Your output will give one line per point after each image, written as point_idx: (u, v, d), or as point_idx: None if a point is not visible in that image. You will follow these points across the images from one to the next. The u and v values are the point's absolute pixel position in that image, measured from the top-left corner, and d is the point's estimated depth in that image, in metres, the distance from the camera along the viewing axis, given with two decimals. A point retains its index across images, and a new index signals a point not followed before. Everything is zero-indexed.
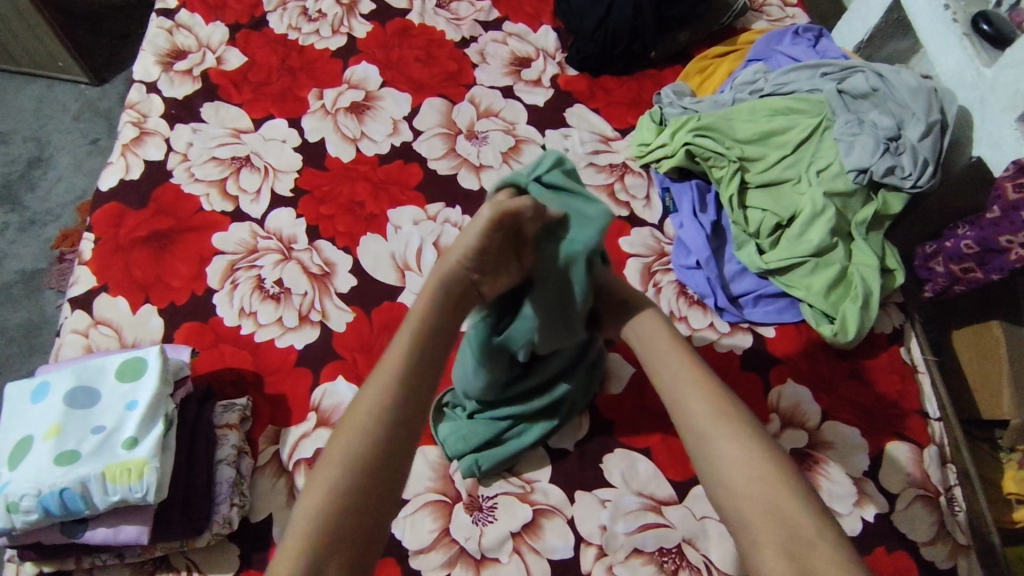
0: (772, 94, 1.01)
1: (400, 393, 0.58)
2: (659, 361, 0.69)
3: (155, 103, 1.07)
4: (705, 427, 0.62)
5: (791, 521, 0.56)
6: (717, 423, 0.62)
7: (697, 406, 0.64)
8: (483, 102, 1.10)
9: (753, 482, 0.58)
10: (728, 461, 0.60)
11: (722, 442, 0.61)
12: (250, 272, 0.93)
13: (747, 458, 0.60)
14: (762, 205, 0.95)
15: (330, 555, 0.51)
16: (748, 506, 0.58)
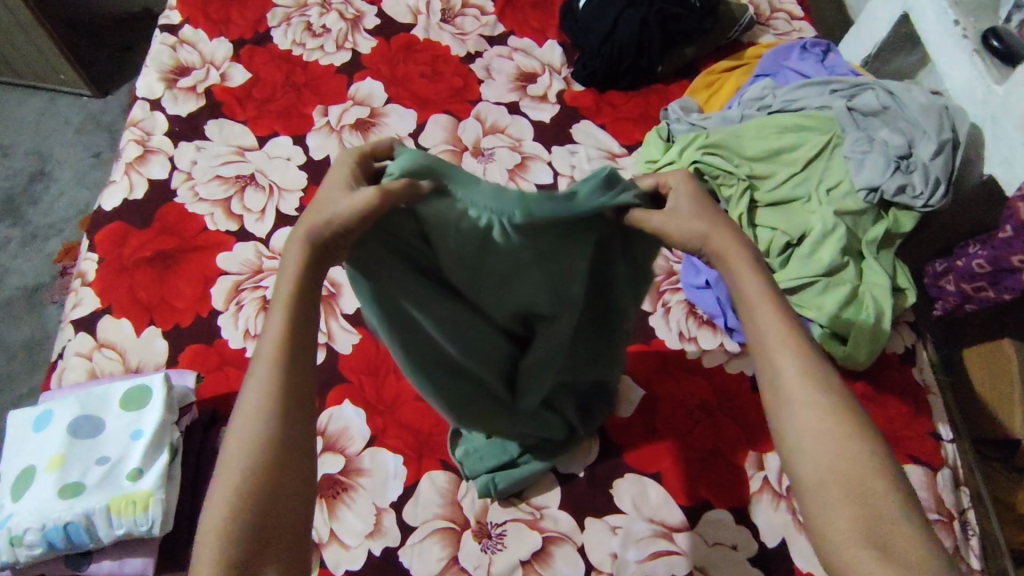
0: (782, 111, 1.00)
1: (283, 380, 0.52)
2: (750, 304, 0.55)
3: (159, 120, 1.07)
4: (798, 406, 0.52)
5: (871, 491, 0.48)
6: (808, 398, 0.52)
7: (786, 367, 0.53)
8: (488, 119, 1.09)
9: (840, 459, 0.50)
10: (809, 432, 0.51)
11: (805, 411, 0.52)
12: (255, 293, 0.92)
13: (833, 430, 0.51)
14: (772, 224, 0.93)
15: (262, 532, 0.48)
16: (833, 482, 0.49)
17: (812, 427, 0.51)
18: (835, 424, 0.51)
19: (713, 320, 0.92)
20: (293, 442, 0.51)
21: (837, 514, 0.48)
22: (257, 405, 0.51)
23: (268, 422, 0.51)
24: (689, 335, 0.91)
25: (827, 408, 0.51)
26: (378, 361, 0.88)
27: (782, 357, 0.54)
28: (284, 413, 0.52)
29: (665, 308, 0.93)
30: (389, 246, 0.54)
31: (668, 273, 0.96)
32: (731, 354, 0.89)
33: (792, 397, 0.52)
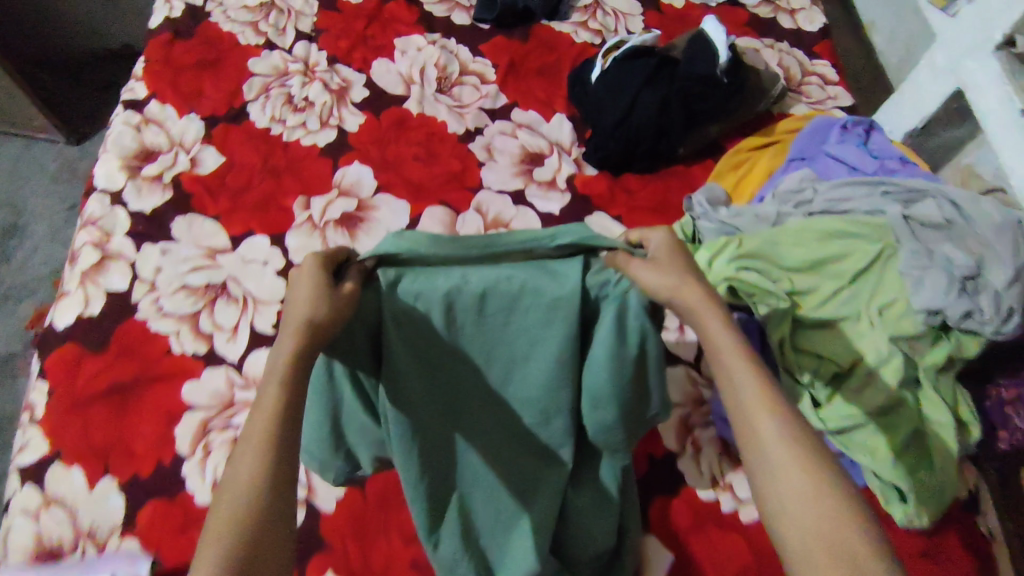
0: (824, 212, 0.87)
1: (278, 455, 0.43)
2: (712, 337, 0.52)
3: (120, 217, 0.95)
4: (775, 456, 0.46)
5: (857, 555, 0.40)
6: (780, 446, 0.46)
7: (761, 413, 0.47)
8: (490, 211, 0.97)
9: (819, 510, 0.43)
10: (792, 488, 0.44)
11: (777, 462, 0.45)
12: (225, 434, 0.81)
13: (814, 484, 0.44)
14: (818, 350, 0.81)
15: None
16: (813, 541, 0.42)
17: (792, 475, 0.45)
18: (817, 479, 0.44)
19: None
20: (280, 522, 0.42)
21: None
22: (252, 479, 0.42)
23: (257, 502, 0.41)
24: (721, 481, 0.80)
25: (798, 459, 0.45)
26: (366, 519, 0.77)
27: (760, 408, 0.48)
28: (276, 482, 0.42)
29: (695, 447, 0.81)
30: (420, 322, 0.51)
31: (697, 403, 0.84)
32: None
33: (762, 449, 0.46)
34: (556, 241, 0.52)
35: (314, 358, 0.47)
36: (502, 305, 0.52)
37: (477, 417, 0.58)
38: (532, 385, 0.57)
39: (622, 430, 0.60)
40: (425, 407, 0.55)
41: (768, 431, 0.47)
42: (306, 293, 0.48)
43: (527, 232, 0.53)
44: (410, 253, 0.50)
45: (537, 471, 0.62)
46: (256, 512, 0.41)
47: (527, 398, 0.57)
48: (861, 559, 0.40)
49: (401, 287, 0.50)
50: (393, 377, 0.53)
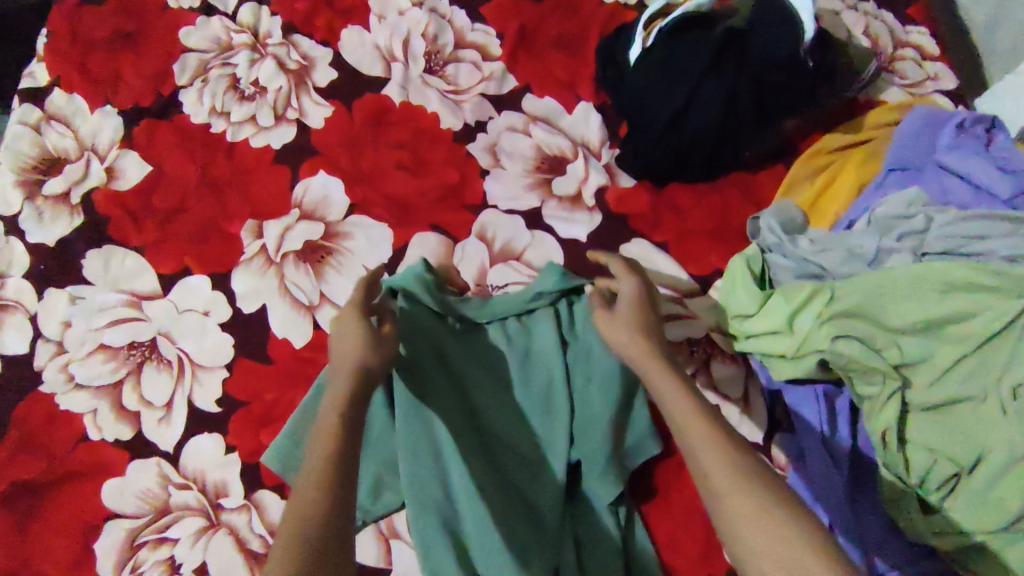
0: (942, 254, 0.66)
1: (346, 440, 0.45)
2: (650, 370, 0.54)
3: (18, 252, 0.74)
4: (719, 485, 0.44)
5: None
6: (721, 464, 0.45)
7: (704, 448, 0.46)
8: (497, 238, 0.75)
9: (769, 537, 0.40)
10: (740, 519, 0.42)
11: (720, 479, 0.44)
12: (158, 553, 0.62)
13: (760, 507, 0.42)
14: (934, 443, 0.62)
15: None
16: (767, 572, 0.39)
17: (737, 504, 0.42)
18: (760, 503, 0.42)
19: None
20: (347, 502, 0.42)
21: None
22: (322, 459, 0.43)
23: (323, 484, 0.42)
24: None
25: (744, 476, 0.44)
26: None
27: (702, 443, 0.46)
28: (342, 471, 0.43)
29: None
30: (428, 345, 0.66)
31: None
32: None
33: (709, 465, 0.45)
34: (544, 287, 0.70)
35: (379, 343, 0.53)
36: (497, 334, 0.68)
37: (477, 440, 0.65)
38: (526, 396, 0.68)
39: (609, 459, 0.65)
40: (426, 441, 0.63)
41: (711, 466, 0.45)
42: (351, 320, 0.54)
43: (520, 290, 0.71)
44: (412, 284, 0.67)
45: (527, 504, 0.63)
46: (326, 493, 0.41)
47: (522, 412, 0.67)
48: (811, 568, 0.38)
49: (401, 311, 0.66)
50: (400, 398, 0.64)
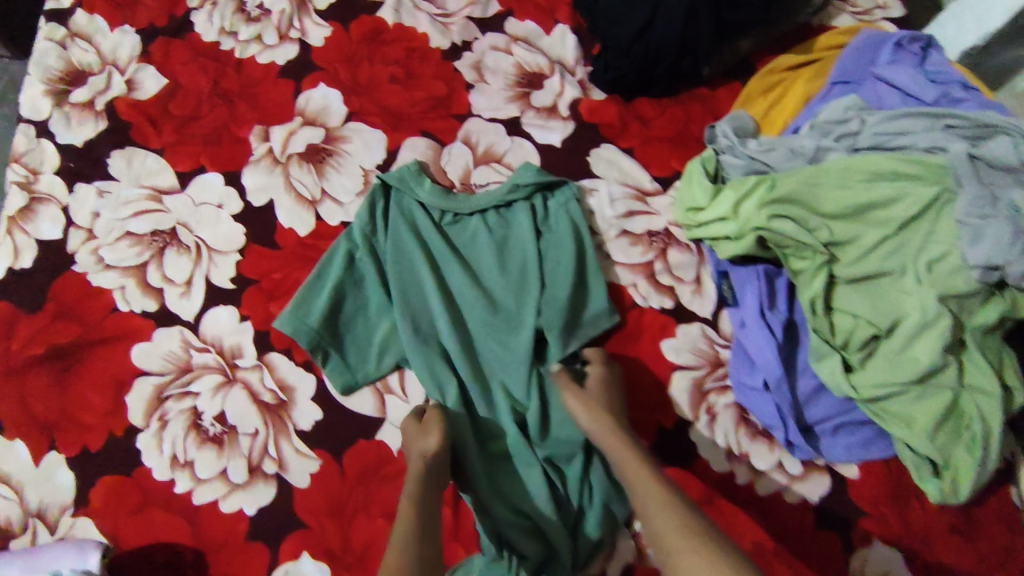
0: (872, 149, 0.75)
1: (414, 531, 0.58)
2: (616, 452, 0.63)
3: (48, 152, 0.81)
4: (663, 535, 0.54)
5: None
6: (673, 525, 0.53)
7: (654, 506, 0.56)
8: (480, 143, 0.84)
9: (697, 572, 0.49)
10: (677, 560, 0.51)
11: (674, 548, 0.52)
12: (183, 403, 0.72)
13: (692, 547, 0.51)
14: (855, 309, 0.71)
15: None
16: None
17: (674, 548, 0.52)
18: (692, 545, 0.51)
19: (770, 431, 0.73)
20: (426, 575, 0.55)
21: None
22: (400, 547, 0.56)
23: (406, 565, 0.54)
24: (738, 452, 0.72)
25: (692, 544, 0.51)
26: (344, 496, 0.70)
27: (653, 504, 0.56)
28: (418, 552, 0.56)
29: (710, 415, 0.73)
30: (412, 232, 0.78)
31: (713, 364, 0.75)
32: (790, 477, 0.72)
33: (662, 531, 0.54)
34: (518, 181, 0.79)
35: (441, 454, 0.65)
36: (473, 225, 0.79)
37: (454, 307, 0.76)
38: (495, 274, 0.77)
39: (565, 320, 0.74)
40: (412, 306, 0.75)
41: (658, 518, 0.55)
42: (414, 436, 0.66)
43: (496, 187, 0.81)
44: (396, 180, 0.79)
45: (493, 362, 0.74)
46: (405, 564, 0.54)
47: (495, 285, 0.77)
48: None
49: (389, 205, 0.79)
50: (391, 273, 0.76)
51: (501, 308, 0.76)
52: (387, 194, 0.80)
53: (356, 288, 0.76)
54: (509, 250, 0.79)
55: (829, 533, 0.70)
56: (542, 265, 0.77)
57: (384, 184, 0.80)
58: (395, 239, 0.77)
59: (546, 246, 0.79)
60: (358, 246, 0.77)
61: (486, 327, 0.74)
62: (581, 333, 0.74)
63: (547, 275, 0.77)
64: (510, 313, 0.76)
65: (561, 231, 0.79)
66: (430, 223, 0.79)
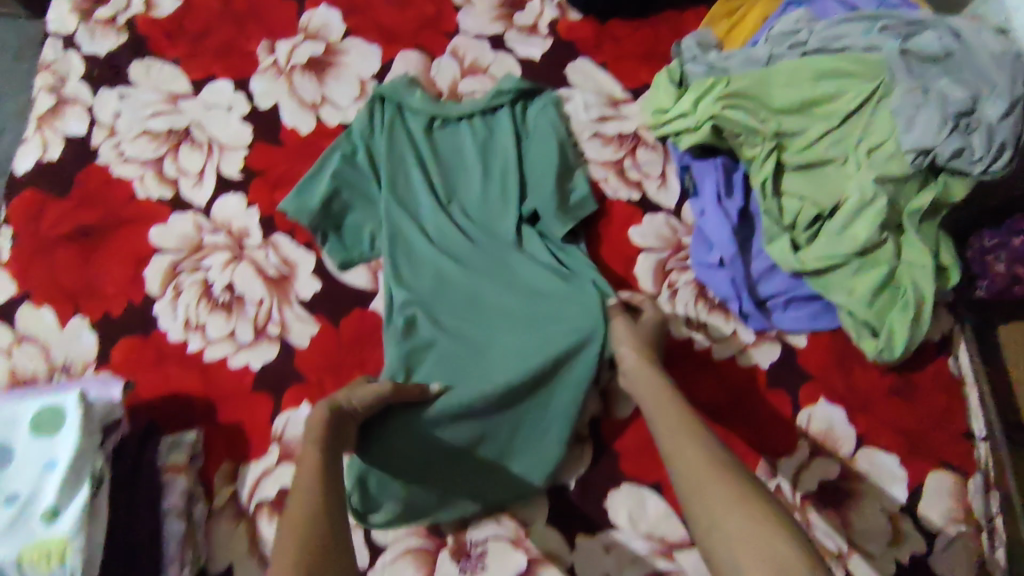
0: (817, 52, 0.83)
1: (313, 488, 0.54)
2: (650, 394, 0.64)
3: (74, 62, 0.89)
4: (699, 475, 0.53)
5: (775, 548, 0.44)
6: (703, 458, 0.54)
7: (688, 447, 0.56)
8: (467, 57, 0.92)
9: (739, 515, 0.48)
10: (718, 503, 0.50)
11: (709, 493, 0.51)
12: (195, 275, 0.79)
13: (730, 494, 0.50)
14: (799, 192, 0.81)
15: None
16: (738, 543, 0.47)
17: (714, 490, 0.51)
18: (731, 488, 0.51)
19: (726, 304, 0.80)
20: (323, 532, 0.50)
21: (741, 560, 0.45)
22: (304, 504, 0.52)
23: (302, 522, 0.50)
24: (697, 322, 0.80)
25: (730, 489, 0.51)
26: (340, 356, 0.77)
27: (687, 445, 0.56)
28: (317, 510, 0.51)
29: (671, 290, 0.81)
30: (407, 137, 0.85)
31: (676, 247, 0.83)
32: (744, 344, 0.79)
33: (690, 464, 0.54)
34: (503, 89, 0.87)
35: (341, 423, 0.62)
36: (462, 131, 0.86)
37: (444, 201, 0.82)
38: (478, 172, 0.84)
39: (552, 206, 0.81)
40: (406, 198, 0.82)
41: (693, 454, 0.55)
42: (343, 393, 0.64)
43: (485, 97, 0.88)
44: (391, 92, 0.86)
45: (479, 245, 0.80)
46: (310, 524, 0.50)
47: (481, 182, 0.84)
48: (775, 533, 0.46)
49: (385, 113, 0.86)
50: (386, 169, 0.83)
51: (489, 201, 0.83)
52: (383, 104, 0.87)
53: (353, 182, 0.83)
54: (496, 151, 0.85)
55: (778, 392, 0.78)
56: (527, 164, 0.85)
57: (382, 96, 0.87)
58: (390, 141, 0.84)
59: (532, 147, 0.86)
60: (356, 147, 0.84)
61: (474, 216, 0.82)
62: (571, 213, 0.82)
63: (533, 170, 0.84)
64: (493, 206, 0.82)
65: (545, 131, 0.86)
66: (424, 130, 0.86)
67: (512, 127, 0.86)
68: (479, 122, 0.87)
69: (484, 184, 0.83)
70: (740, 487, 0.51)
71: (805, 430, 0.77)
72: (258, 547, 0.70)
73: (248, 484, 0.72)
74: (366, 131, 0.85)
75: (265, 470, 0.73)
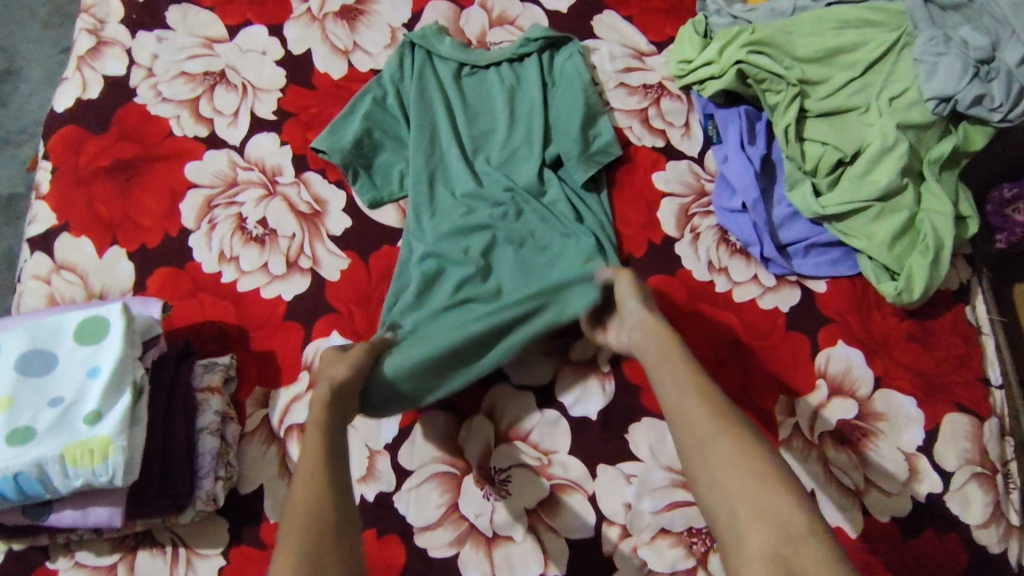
0: (842, 2, 0.84)
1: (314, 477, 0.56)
2: (651, 336, 0.64)
3: (113, 6, 0.92)
4: (704, 428, 0.55)
5: (782, 515, 0.49)
6: (709, 416, 0.55)
7: (695, 398, 0.57)
8: (496, 8, 0.93)
9: (745, 474, 0.51)
10: (723, 460, 0.53)
11: (715, 447, 0.53)
12: (230, 210, 0.81)
13: (741, 453, 0.53)
14: (823, 137, 0.81)
15: None
16: (744, 501, 0.50)
17: (720, 447, 0.53)
18: (737, 446, 0.53)
19: (747, 248, 0.82)
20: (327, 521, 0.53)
21: (748, 526, 0.49)
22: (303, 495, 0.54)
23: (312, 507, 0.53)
24: (719, 265, 0.81)
25: (736, 445, 0.53)
26: (370, 290, 0.79)
27: (694, 399, 0.57)
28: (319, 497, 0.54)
29: (694, 234, 0.82)
30: (432, 83, 0.86)
31: (699, 193, 0.85)
32: (765, 288, 0.81)
33: (694, 419, 0.56)
34: (531, 38, 0.89)
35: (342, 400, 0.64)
36: (486, 80, 0.88)
37: (467, 147, 0.84)
38: (500, 121, 0.86)
39: (575, 152, 0.83)
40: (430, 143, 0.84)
41: (698, 411, 0.56)
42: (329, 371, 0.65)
43: (512, 45, 0.89)
44: (419, 40, 0.88)
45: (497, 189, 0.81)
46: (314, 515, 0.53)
47: (501, 129, 0.85)
48: (780, 498, 0.50)
49: (413, 60, 0.88)
50: (412, 116, 0.85)
51: (509, 147, 0.84)
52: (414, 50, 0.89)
53: (382, 127, 0.85)
54: (518, 100, 0.87)
55: (797, 334, 0.79)
56: (550, 112, 0.86)
57: (411, 44, 0.88)
58: (418, 86, 0.86)
59: (555, 96, 0.87)
60: (387, 92, 0.86)
61: (495, 162, 0.84)
62: (594, 158, 0.83)
63: (556, 118, 0.86)
64: (512, 152, 0.84)
65: (571, 78, 0.87)
66: (449, 77, 0.87)
67: (538, 75, 0.87)
68: (502, 71, 0.88)
69: (504, 131, 0.85)
70: (749, 446, 0.53)
71: (824, 371, 0.78)
72: (287, 469, 0.71)
73: (278, 410, 0.74)
74: (394, 78, 0.87)
75: (295, 396, 0.74)
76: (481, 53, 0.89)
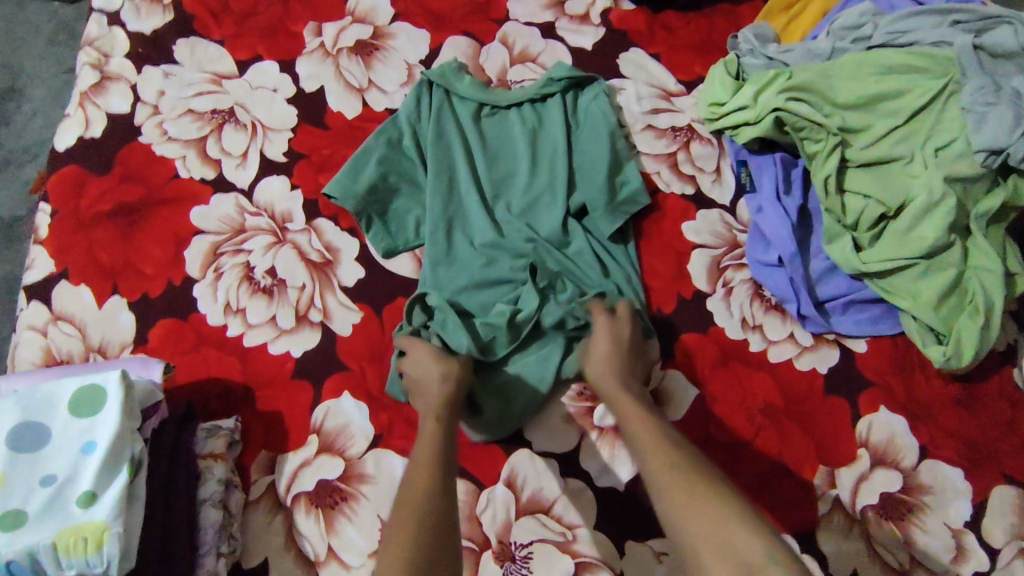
0: (883, 47, 0.80)
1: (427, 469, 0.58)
2: (612, 392, 0.65)
3: (118, 39, 0.88)
4: (661, 479, 0.55)
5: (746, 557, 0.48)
6: (665, 464, 0.56)
7: (652, 448, 0.58)
8: (517, 44, 0.89)
9: (702, 518, 0.51)
10: (680, 507, 0.53)
11: (672, 494, 0.53)
12: (236, 259, 0.77)
13: (696, 496, 0.52)
14: (865, 191, 0.77)
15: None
16: (708, 546, 0.50)
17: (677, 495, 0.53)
18: (693, 490, 0.53)
19: (783, 304, 0.77)
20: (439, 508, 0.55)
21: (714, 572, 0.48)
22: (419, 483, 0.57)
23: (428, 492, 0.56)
24: (752, 322, 0.77)
25: (690, 488, 0.53)
26: (383, 346, 0.75)
27: (651, 451, 0.57)
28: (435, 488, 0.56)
29: (726, 288, 0.78)
30: (451, 123, 0.82)
31: (731, 244, 0.80)
32: (801, 347, 0.76)
33: (652, 469, 0.56)
34: (555, 77, 0.84)
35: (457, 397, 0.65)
36: (508, 121, 0.84)
37: (487, 193, 0.80)
38: (523, 164, 0.81)
39: (601, 203, 0.79)
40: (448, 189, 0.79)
41: (656, 461, 0.56)
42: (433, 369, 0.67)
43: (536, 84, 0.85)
44: (437, 78, 0.84)
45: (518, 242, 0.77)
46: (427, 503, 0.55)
47: (522, 174, 0.81)
48: (739, 537, 0.49)
49: (431, 99, 0.84)
50: (429, 159, 0.80)
51: (531, 194, 0.80)
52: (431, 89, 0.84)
53: (397, 171, 0.81)
54: (542, 142, 0.83)
55: (836, 398, 0.74)
56: (574, 157, 0.82)
57: (428, 81, 0.84)
58: (436, 128, 0.81)
59: (581, 139, 0.83)
60: (402, 133, 0.82)
61: (516, 210, 0.79)
62: (621, 208, 0.79)
63: (580, 164, 0.81)
64: (534, 199, 0.80)
65: (596, 120, 0.83)
66: (468, 117, 0.83)
67: (562, 116, 0.83)
68: (525, 112, 0.84)
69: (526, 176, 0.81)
70: (704, 490, 0.53)
71: (866, 440, 0.73)
72: (295, 541, 0.67)
73: (285, 476, 0.69)
74: (411, 118, 0.82)
75: (304, 461, 0.70)
76: (502, 92, 0.85)
